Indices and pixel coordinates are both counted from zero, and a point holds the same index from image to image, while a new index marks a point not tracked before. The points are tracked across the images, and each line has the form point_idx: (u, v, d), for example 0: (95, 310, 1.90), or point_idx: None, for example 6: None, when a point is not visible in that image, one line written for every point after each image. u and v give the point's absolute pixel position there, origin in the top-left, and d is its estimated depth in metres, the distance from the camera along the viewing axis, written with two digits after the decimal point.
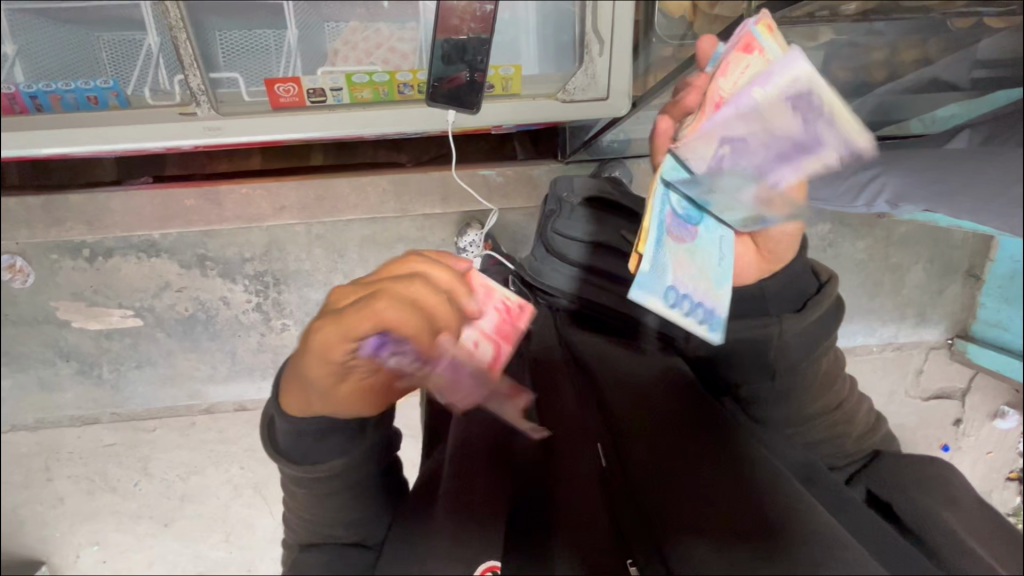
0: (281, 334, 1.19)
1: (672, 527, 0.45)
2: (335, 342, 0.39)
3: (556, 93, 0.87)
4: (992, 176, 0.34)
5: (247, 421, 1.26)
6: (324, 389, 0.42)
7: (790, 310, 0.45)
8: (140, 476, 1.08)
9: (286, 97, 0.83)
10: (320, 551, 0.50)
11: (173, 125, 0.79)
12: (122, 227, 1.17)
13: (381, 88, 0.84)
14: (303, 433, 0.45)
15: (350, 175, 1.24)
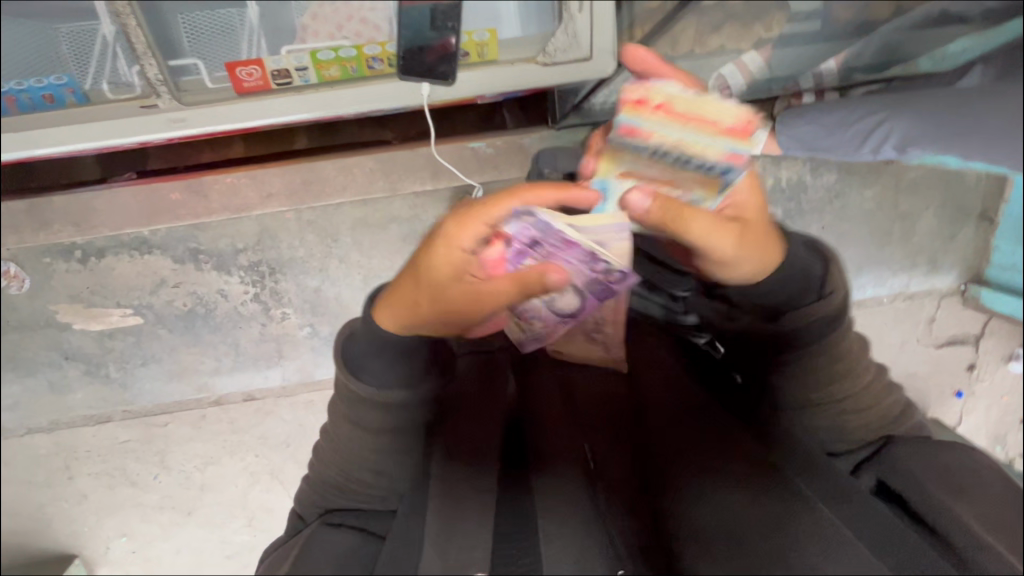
0: (282, 323, 1.23)
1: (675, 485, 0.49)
2: (453, 243, 0.48)
3: (533, 57, 0.79)
4: (992, 114, 0.64)
5: (256, 411, 1.29)
6: (421, 284, 0.50)
7: (811, 299, 0.57)
8: (158, 469, 1.27)
9: (248, 81, 0.76)
10: (338, 533, 0.50)
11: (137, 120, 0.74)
12: (110, 227, 1.13)
13: (350, 65, 0.78)
14: (369, 350, 0.53)
15: (334, 155, 1.17)
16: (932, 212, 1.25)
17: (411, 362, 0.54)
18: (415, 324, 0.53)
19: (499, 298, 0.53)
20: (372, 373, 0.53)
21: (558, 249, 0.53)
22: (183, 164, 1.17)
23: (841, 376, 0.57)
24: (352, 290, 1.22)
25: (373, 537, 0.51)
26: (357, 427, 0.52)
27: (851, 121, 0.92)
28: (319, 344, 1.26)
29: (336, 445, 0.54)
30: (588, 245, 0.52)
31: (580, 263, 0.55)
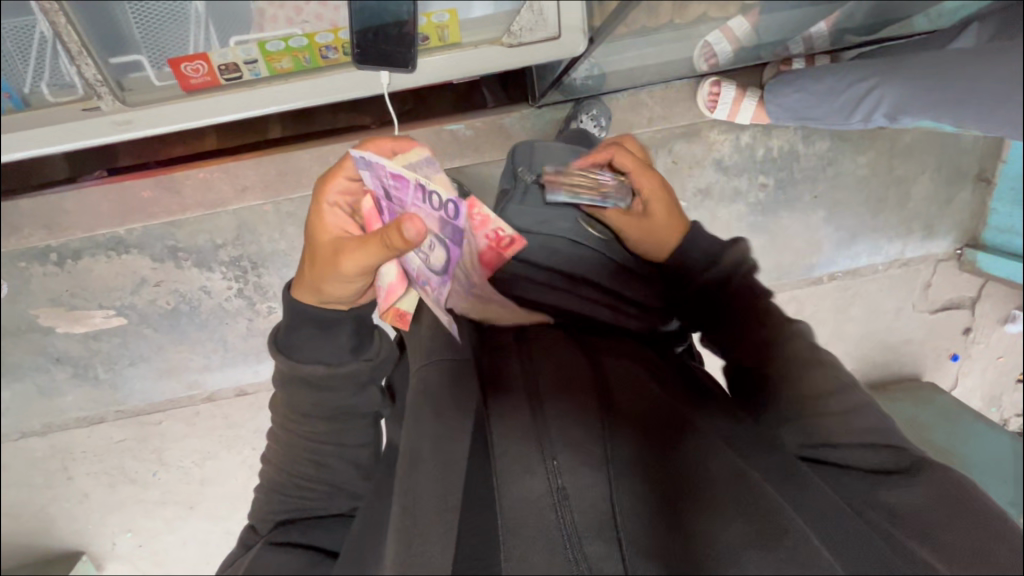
0: (269, 317, 1.22)
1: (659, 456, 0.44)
2: (326, 200, 0.55)
3: (499, 38, 0.70)
4: (985, 79, 0.61)
5: (250, 405, 1.28)
6: (315, 263, 0.53)
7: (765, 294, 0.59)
8: (157, 466, 1.27)
9: (195, 78, 0.67)
10: (287, 552, 0.46)
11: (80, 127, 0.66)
12: (84, 228, 1.10)
13: (301, 55, 0.69)
14: (298, 327, 0.53)
15: (311, 144, 1.13)
16: (926, 178, 1.15)
17: (335, 339, 0.53)
18: (322, 295, 0.53)
19: (360, 251, 0.50)
20: (308, 349, 0.52)
21: (399, 190, 0.50)
22: (156, 159, 1.13)
23: (809, 364, 0.51)
24: None
25: (320, 554, 0.47)
26: (298, 415, 0.52)
27: (842, 88, 0.89)
28: None
29: (281, 447, 0.53)
30: (414, 179, 0.48)
31: (425, 205, 0.49)
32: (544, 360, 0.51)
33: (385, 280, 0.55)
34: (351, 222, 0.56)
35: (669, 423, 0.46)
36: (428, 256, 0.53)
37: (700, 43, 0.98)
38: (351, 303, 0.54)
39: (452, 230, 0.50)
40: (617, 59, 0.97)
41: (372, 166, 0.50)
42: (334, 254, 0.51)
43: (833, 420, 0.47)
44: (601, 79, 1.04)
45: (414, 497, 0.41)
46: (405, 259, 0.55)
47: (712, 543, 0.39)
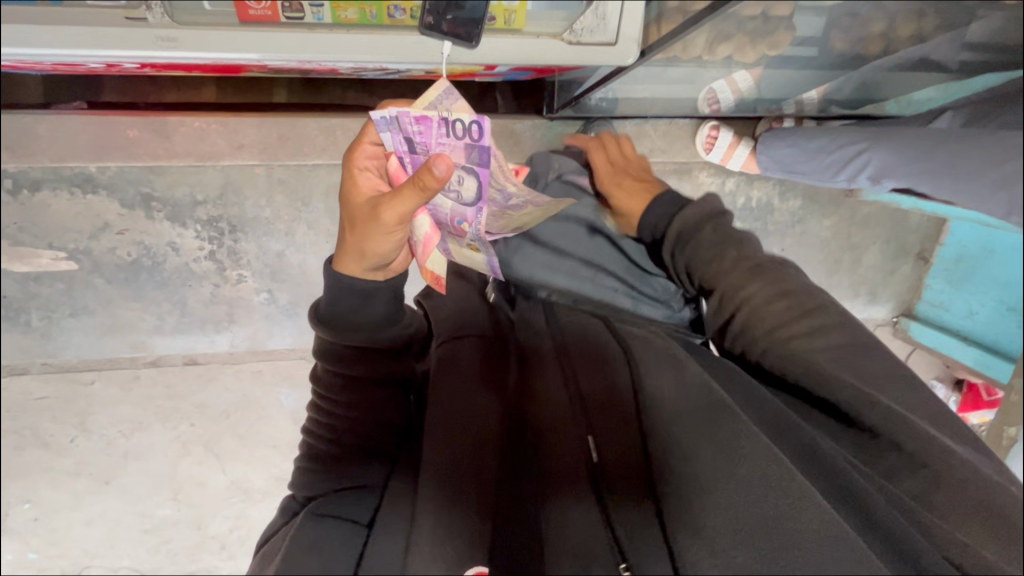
0: (238, 286, 1.17)
1: (682, 462, 0.45)
2: (356, 167, 0.54)
3: (561, 34, 0.62)
4: (959, 155, 0.69)
5: (197, 376, 1.20)
6: (351, 229, 0.53)
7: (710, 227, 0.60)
8: (77, 431, 1.14)
9: (254, 7, 0.55)
10: (329, 526, 0.46)
11: (113, 33, 0.53)
12: (51, 157, 1.01)
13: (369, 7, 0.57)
14: (340, 300, 0.54)
15: (321, 115, 1.11)
16: (877, 247, 1.38)
17: (376, 307, 0.55)
18: (367, 261, 0.53)
19: (395, 205, 0.49)
20: (349, 320, 0.54)
21: (423, 134, 0.48)
22: (144, 101, 1.03)
23: (770, 299, 0.55)
24: (317, 259, 1.18)
25: (355, 526, 0.46)
26: (336, 386, 0.53)
27: (834, 147, 0.97)
28: (275, 312, 1.21)
29: (322, 420, 0.53)
30: (437, 114, 0.46)
31: (450, 137, 0.47)
32: (581, 364, 0.57)
33: (420, 232, 0.56)
34: (384, 184, 0.55)
35: (691, 407, 0.49)
36: (459, 192, 0.51)
37: (705, 88, 1.05)
38: (388, 270, 0.55)
39: (480, 153, 0.47)
40: (631, 89, 1.02)
41: (392, 120, 0.48)
42: (372, 213, 0.51)
43: (801, 341, 0.53)
44: (614, 104, 1.08)
45: (440, 476, 0.46)
46: (435, 207, 0.55)
47: (703, 508, 0.42)
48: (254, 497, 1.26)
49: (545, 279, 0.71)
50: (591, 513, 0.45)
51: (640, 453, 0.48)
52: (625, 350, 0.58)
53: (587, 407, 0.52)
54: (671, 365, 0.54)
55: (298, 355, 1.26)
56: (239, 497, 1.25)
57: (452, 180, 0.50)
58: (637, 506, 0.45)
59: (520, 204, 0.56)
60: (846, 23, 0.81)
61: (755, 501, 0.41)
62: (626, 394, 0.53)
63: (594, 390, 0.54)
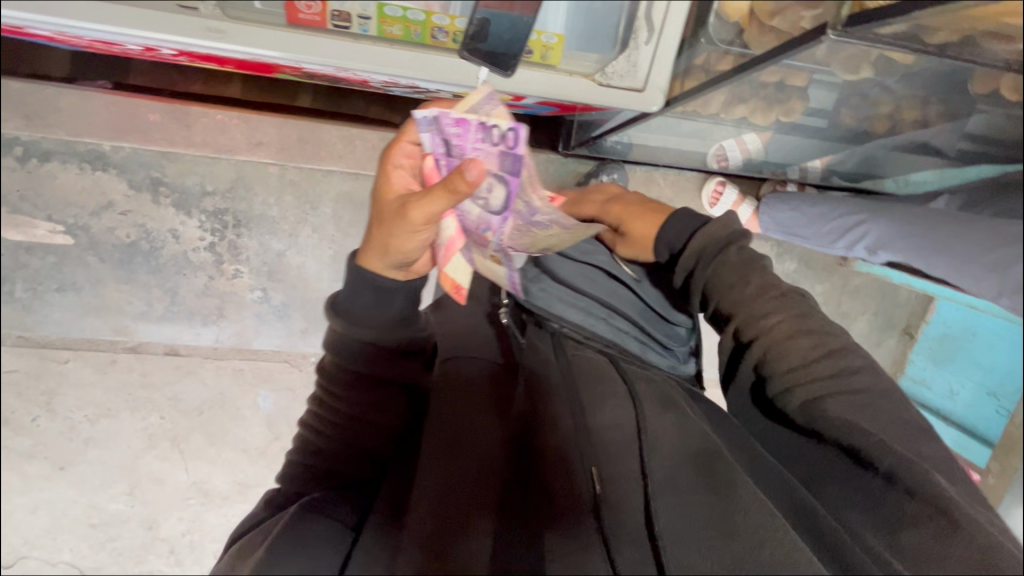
0: (233, 281, 1.15)
1: (681, 504, 0.44)
2: (391, 163, 0.54)
3: (593, 74, 0.66)
4: (956, 236, 0.72)
5: (176, 368, 1.17)
6: (378, 224, 0.53)
7: (729, 249, 0.57)
8: (41, 411, 1.12)
9: (304, 12, 0.57)
10: (319, 522, 0.46)
11: (156, 12, 0.55)
12: (69, 131, 1.01)
13: (415, 29, 0.60)
14: (354, 297, 0.55)
15: (342, 123, 1.13)
16: (867, 318, 1.41)
17: (389, 306, 0.56)
18: (390, 257, 0.54)
19: (424, 204, 0.49)
20: (361, 314, 0.55)
21: (461, 138, 0.50)
22: (171, 90, 1.04)
23: (794, 334, 0.54)
24: (318, 264, 1.17)
25: (341, 529, 0.46)
26: (342, 383, 0.54)
27: (837, 215, 1.00)
28: (266, 311, 1.19)
29: (326, 420, 0.54)
30: (477, 118, 0.48)
31: (487, 141, 0.48)
32: (586, 393, 0.56)
33: (445, 235, 0.56)
34: (416, 184, 0.55)
35: (690, 451, 0.48)
36: (487, 200, 0.52)
37: (716, 145, 1.09)
38: (410, 268, 0.56)
39: (512, 161, 0.47)
40: (646, 137, 1.06)
41: (434, 121, 0.50)
42: (399, 210, 0.51)
43: (828, 380, 0.53)
44: (627, 147, 1.12)
45: (432, 504, 0.46)
46: (463, 214, 0.56)
47: (699, 549, 0.41)
48: (214, 501, 1.21)
49: (560, 311, 0.67)
50: (586, 545, 0.42)
51: (640, 489, 0.46)
52: (628, 386, 0.56)
53: (587, 438, 0.51)
54: (674, 414, 0.53)
55: (282, 358, 1.22)
56: (198, 499, 1.20)
57: (482, 188, 0.52)
58: (637, 543, 0.43)
59: (546, 224, 0.52)
60: (854, 101, 0.85)
61: (752, 549, 0.40)
62: (627, 432, 0.51)
63: (598, 427, 0.52)
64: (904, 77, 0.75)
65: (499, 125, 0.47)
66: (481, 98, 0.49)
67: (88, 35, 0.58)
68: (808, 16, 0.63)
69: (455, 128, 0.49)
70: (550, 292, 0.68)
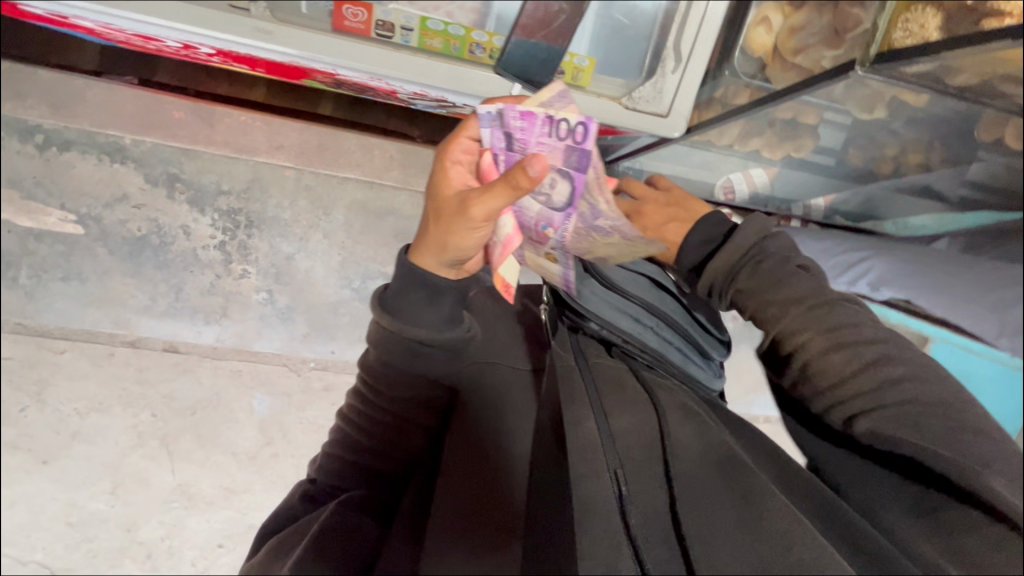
0: (238, 282, 1.02)
1: (705, 511, 0.50)
2: (450, 159, 0.56)
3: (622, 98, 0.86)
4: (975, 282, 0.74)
5: (173, 365, 1.05)
6: (438, 220, 0.56)
7: (770, 264, 0.60)
8: (30, 401, 1.09)
9: (350, 21, 0.70)
10: (346, 518, 0.68)
11: (221, 14, 0.65)
12: (94, 122, 1.07)
13: (453, 42, 0.74)
14: (407, 290, 0.62)
15: (359, 134, 1.22)
16: None
17: (441, 297, 0.62)
18: (448, 252, 0.58)
19: (485, 201, 0.52)
20: (411, 313, 0.63)
21: (525, 131, 0.52)
22: (197, 90, 1.19)
23: (830, 346, 0.55)
24: (326, 269, 1.10)
25: (367, 524, 0.69)
26: (383, 389, 0.67)
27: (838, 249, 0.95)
28: (269, 314, 1.04)
29: (359, 425, 0.67)
30: (544, 112, 0.50)
31: (553, 136, 0.51)
32: (607, 398, 0.60)
33: (503, 231, 0.57)
34: (472, 178, 0.57)
35: (705, 460, 0.54)
36: (549, 194, 0.53)
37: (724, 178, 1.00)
38: (465, 261, 0.60)
39: (579, 156, 0.50)
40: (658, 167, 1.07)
41: (496, 116, 0.53)
42: (460, 208, 0.54)
43: (863, 390, 0.54)
44: None
45: (454, 514, 0.66)
46: (521, 209, 0.56)
47: (727, 550, 0.47)
48: (196, 506, 1.04)
49: (607, 316, 0.66)
50: (617, 548, 0.50)
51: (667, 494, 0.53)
52: (651, 396, 0.60)
53: (619, 447, 0.56)
54: (694, 419, 0.58)
55: (281, 361, 1.07)
56: (180, 503, 1.03)
57: (544, 183, 0.53)
58: (664, 541, 0.51)
59: (607, 228, 0.54)
60: (862, 143, 0.91)
61: (776, 548, 0.46)
62: (652, 440, 0.56)
63: (626, 430, 0.58)
64: (911, 121, 0.82)
65: (567, 121, 0.50)
66: (551, 93, 0.52)
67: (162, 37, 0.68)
68: (830, 57, 0.77)
69: (522, 121, 0.52)
70: (600, 297, 0.67)
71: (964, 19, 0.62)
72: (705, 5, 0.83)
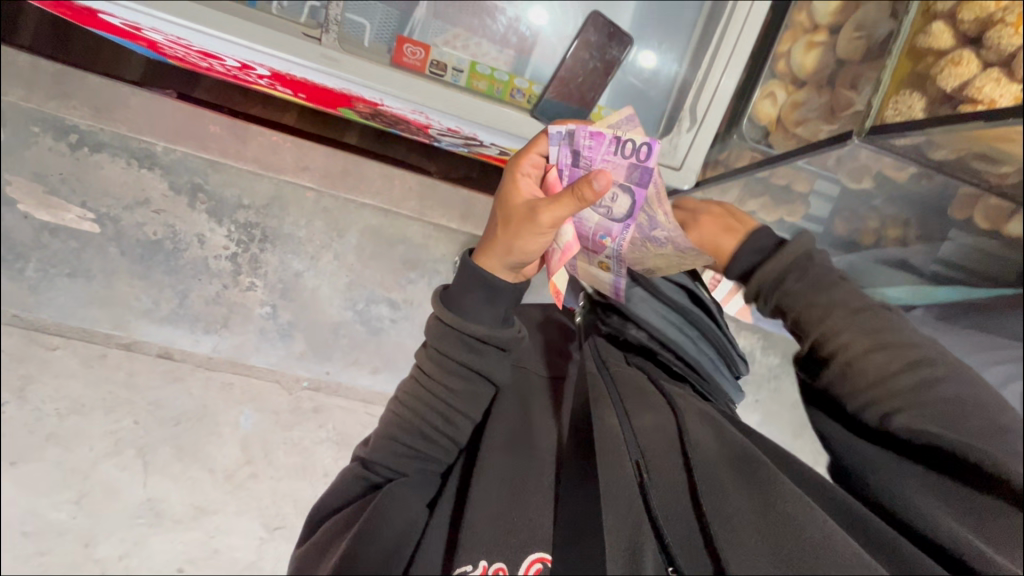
0: (245, 293, 1.16)
1: (721, 497, 0.53)
2: (520, 172, 0.64)
3: None
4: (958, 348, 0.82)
5: (164, 373, 1.14)
6: (507, 226, 0.63)
7: (801, 258, 0.57)
8: (11, 396, 1.07)
9: (409, 58, 0.81)
10: (400, 500, 0.65)
11: (295, 40, 0.74)
12: (130, 127, 1.06)
13: (497, 85, 0.85)
14: (466, 290, 0.67)
15: (383, 163, 1.20)
16: None
17: (498, 299, 0.67)
18: (512, 254, 0.64)
19: (555, 210, 0.59)
20: (467, 311, 0.67)
21: (592, 149, 0.60)
22: (230, 107, 1.10)
23: (876, 352, 0.53)
24: (332, 289, 1.20)
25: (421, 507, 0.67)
26: (430, 377, 0.69)
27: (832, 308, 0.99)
28: (269, 328, 1.19)
29: (406, 419, 0.69)
30: (612, 133, 0.59)
31: (619, 154, 0.59)
32: (628, 399, 0.66)
33: (563, 239, 0.65)
34: (538, 190, 0.65)
35: (725, 456, 0.57)
36: (609, 208, 0.62)
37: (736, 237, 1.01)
38: (526, 265, 0.66)
39: (641, 173, 0.59)
40: None
41: (566, 136, 0.62)
42: (529, 215, 0.61)
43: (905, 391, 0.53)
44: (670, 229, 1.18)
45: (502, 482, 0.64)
46: (580, 220, 0.65)
47: (749, 535, 0.49)
48: (163, 524, 1.14)
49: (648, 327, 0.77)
50: (640, 528, 0.52)
51: (687, 480, 0.56)
52: (667, 396, 0.66)
53: (644, 445, 0.60)
54: (708, 420, 0.64)
55: (274, 378, 1.21)
56: (147, 519, 1.13)
57: (606, 198, 0.62)
58: (685, 520, 0.53)
59: (662, 238, 0.64)
60: (846, 214, 0.98)
61: (797, 527, 0.48)
62: (670, 432, 0.61)
63: (647, 428, 0.62)
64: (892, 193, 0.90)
65: (632, 140, 0.58)
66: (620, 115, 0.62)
67: (222, 53, 0.73)
68: (825, 129, 0.87)
69: (591, 140, 0.60)
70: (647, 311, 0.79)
71: (942, 105, 0.72)
72: (719, 81, 0.97)
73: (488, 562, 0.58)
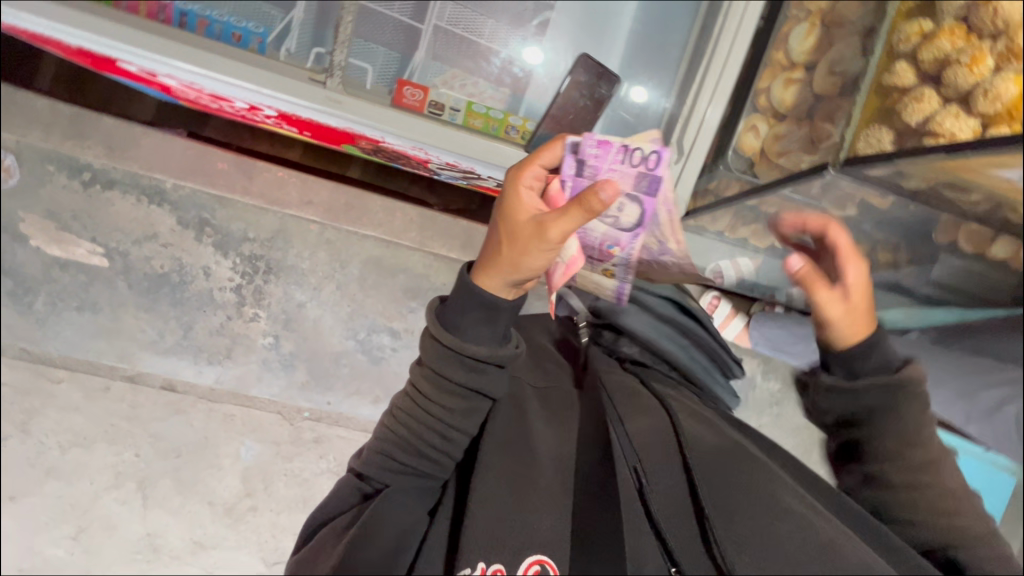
0: (248, 324, 1.10)
1: (711, 495, 0.69)
2: (523, 186, 0.66)
3: None
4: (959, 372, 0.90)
5: (166, 405, 1.14)
6: (514, 240, 0.66)
7: None
8: (13, 431, 1.08)
9: (409, 100, 0.86)
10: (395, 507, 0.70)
11: (301, 84, 0.79)
12: (142, 165, 1.11)
13: (493, 123, 0.89)
14: (469, 305, 0.69)
15: (386, 197, 1.25)
16: None
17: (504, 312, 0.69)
18: (519, 268, 0.67)
19: (565, 223, 0.62)
20: (471, 327, 0.69)
21: (599, 158, 0.61)
22: (237, 144, 1.18)
23: None
24: (334, 318, 1.21)
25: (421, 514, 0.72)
26: (429, 399, 0.71)
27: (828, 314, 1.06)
28: (271, 359, 1.17)
29: (397, 438, 0.72)
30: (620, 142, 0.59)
31: (626, 160, 0.59)
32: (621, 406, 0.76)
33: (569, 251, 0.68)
34: (541, 202, 0.67)
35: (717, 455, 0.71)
36: (618, 217, 0.63)
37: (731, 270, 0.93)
38: (531, 277, 0.69)
39: (650, 181, 0.60)
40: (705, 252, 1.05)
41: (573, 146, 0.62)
42: (536, 231, 0.64)
43: None
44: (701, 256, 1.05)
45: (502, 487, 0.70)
46: (586, 232, 0.66)
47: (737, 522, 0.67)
48: (161, 559, 1.15)
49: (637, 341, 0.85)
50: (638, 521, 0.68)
51: (687, 480, 0.70)
52: (663, 404, 0.77)
53: (645, 452, 0.71)
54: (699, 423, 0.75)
55: (276, 409, 1.20)
56: (145, 556, 1.14)
57: (614, 208, 0.62)
58: (673, 513, 0.69)
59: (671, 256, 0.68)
60: None
61: (752, 505, 0.68)
62: (669, 433, 0.73)
63: (644, 435, 0.73)
64: (880, 221, 0.92)
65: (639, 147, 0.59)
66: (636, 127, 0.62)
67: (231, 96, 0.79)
68: (808, 160, 0.89)
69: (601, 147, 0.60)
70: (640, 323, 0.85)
71: (911, 138, 0.77)
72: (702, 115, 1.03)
73: (487, 563, 0.65)
